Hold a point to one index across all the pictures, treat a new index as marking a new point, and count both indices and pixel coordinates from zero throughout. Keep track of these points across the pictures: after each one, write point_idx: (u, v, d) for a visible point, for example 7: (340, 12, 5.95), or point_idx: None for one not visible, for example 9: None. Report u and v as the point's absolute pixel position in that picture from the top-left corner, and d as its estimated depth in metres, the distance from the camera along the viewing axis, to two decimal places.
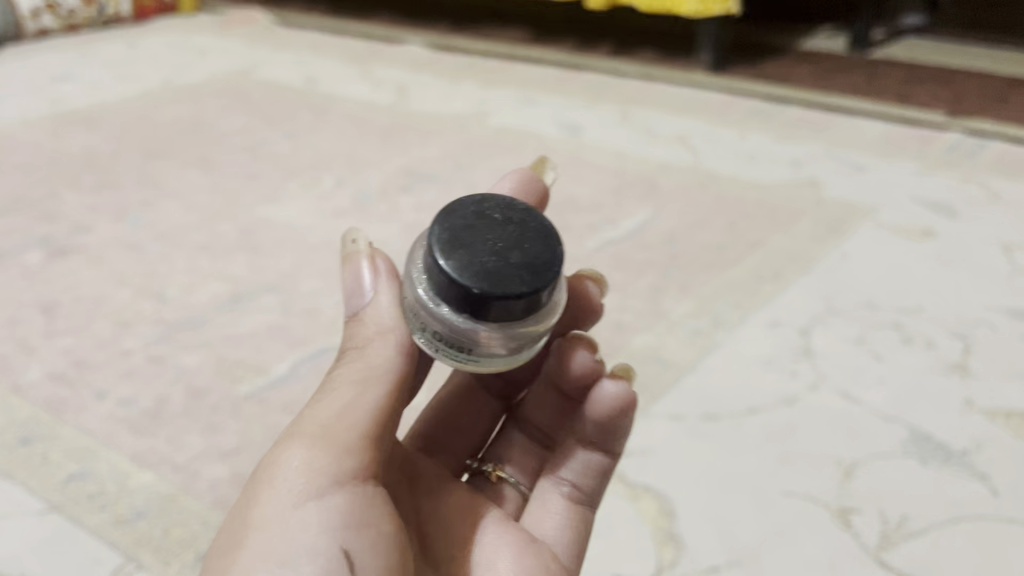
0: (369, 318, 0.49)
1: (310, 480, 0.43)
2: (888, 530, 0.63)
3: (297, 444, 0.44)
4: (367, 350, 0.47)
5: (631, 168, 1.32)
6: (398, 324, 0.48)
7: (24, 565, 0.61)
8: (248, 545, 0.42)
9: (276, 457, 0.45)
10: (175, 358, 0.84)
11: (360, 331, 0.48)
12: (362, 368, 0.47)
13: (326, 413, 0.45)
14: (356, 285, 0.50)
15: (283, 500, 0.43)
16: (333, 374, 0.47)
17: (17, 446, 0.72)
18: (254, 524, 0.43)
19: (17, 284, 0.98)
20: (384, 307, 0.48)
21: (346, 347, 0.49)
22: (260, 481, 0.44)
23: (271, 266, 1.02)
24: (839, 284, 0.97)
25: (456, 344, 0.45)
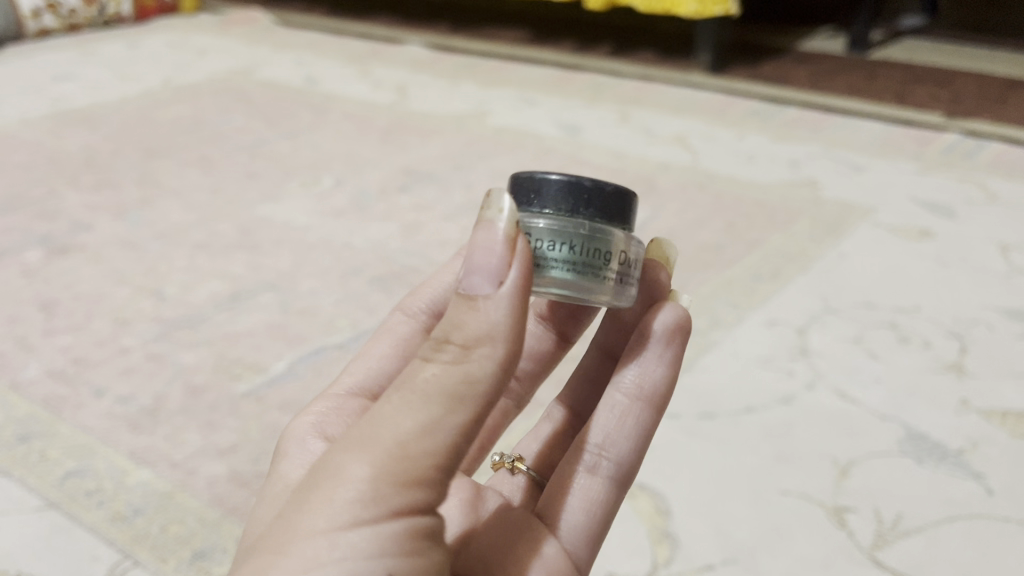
0: (483, 311, 0.37)
1: (366, 510, 0.36)
2: (883, 529, 0.63)
3: (362, 459, 0.36)
4: (470, 356, 0.36)
5: (629, 168, 1.32)
6: (512, 332, 0.36)
7: (22, 561, 0.62)
8: (283, 564, 0.36)
9: (335, 460, 0.37)
10: (174, 356, 0.84)
11: (465, 323, 0.37)
12: (455, 382, 0.36)
13: (400, 430, 0.36)
14: (481, 260, 0.38)
15: (331, 522, 0.36)
16: (422, 369, 0.37)
17: (15, 443, 0.73)
18: (294, 540, 0.36)
19: (17, 283, 0.98)
20: (506, 305, 0.37)
21: (447, 328, 0.37)
22: (311, 483, 0.37)
23: (270, 265, 1.02)
24: (836, 284, 0.97)
25: (599, 250, 0.45)
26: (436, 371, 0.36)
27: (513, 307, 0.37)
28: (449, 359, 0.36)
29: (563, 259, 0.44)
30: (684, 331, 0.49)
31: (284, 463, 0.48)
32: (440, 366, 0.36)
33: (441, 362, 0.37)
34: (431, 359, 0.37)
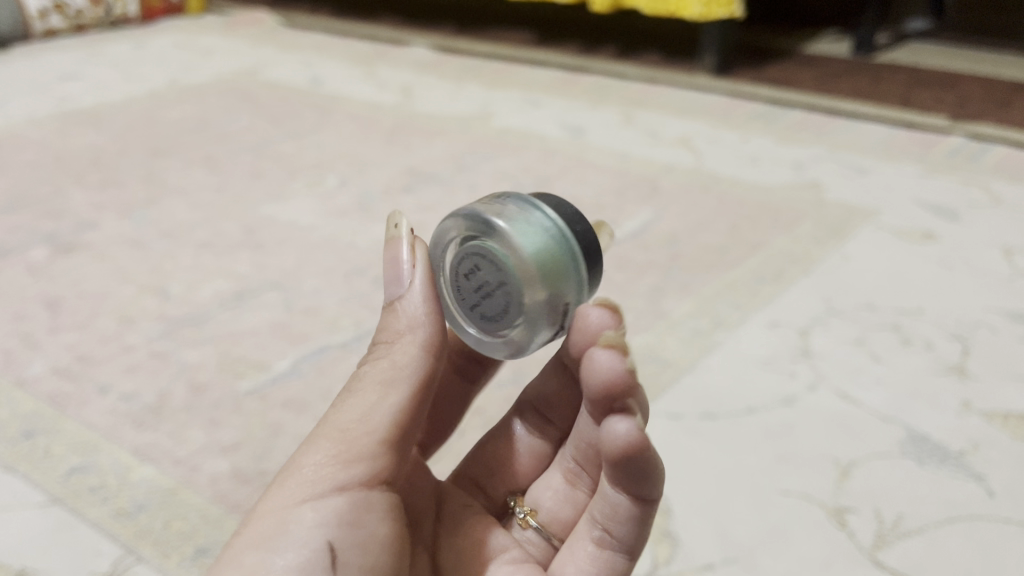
0: (402, 311, 0.46)
1: (313, 487, 0.44)
2: (883, 530, 0.63)
3: (314, 446, 0.44)
4: (396, 347, 0.46)
5: (633, 169, 1.33)
6: (430, 323, 0.46)
7: (24, 556, 0.62)
8: (243, 538, 0.43)
9: (292, 459, 0.45)
10: (179, 354, 0.84)
11: (389, 323, 0.47)
12: (381, 373, 0.45)
13: (344, 418, 0.45)
14: (392, 273, 0.47)
15: (288, 502, 0.44)
16: (360, 369, 0.46)
17: (19, 439, 0.73)
18: (257, 519, 0.44)
19: (21, 280, 0.99)
20: (420, 301, 0.46)
21: (378, 337, 0.47)
22: (274, 482, 0.45)
23: (275, 264, 1.03)
24: (839, 286, 0.97)
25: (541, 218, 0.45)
26: (369, 367, 0.46)
27: (426, 304, 0.46)
28: (378, 356, 0.46)
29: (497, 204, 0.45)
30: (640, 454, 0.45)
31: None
32: (371, 363, 0.46)
33: (372, 360, 0.46)
34: (367, 362, 0.47)
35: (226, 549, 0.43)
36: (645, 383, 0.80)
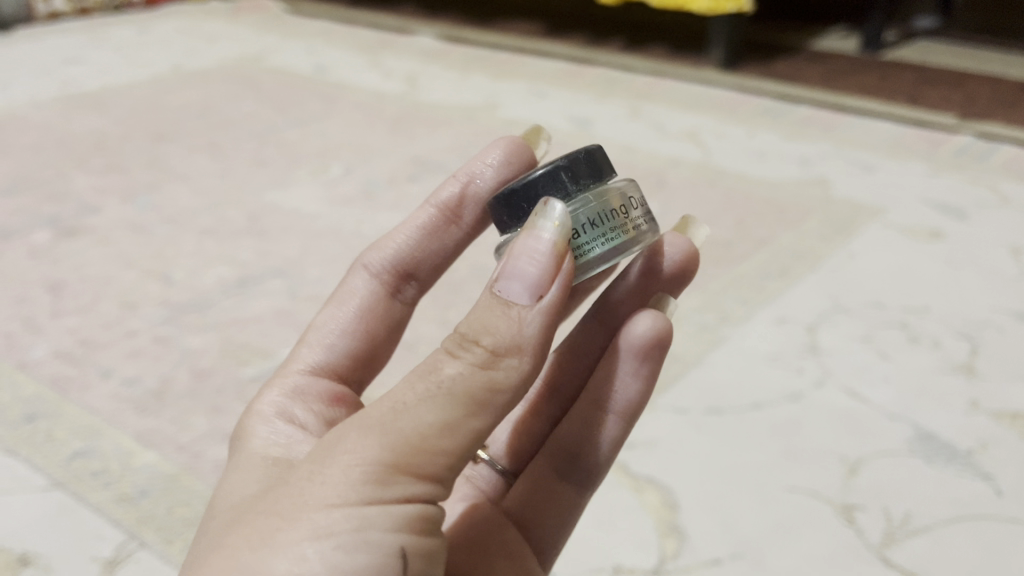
0: (515, 320, 0.39)
1: (380, 488, 0.37)
2: (891, 527, 0.62)
3: (383, 442, 0.37)
4: (500, 363, 0.38)
5: (640, 163, 1.32)
6: (538, 344, 0.39)
7: (26, 540, 0.61)
8: (292, 527, 0.37)
9: (355, 445, 0.37)
10: (182, 340, 0.84)
11: (497, 327, 0.39)
12: (478, 386, 0.38)
13: (424, 420, 0.37)
14: (525, 268, 0.40)
15: (350, 498, 0.37)
16: (445, 365, 0.38)
17: (21, 422, 0.73)
18: (310, 509, 0.37)
19: (23, 263, 0.98)
20: (538, 321, 0.39)
21: (471, 332, 0.39)
22: (329, 465, 0.37)
23: (278, 250, 1.02)
24: (845, 283, 0.97)
25: (605, 199, 0.47)
26: (463, 369, 0.38)
27: (542, 323, 0.39)
28: (473, 358, 0.38)
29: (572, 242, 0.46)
30: (663, 346, 0.51)
31: (235, 450, 0.50)
32: (465, 366, 0.38)
33: (466, 361, 0.38)
34: (454, 357, 0.39)
35: (272, 535, 0.36)
36: None
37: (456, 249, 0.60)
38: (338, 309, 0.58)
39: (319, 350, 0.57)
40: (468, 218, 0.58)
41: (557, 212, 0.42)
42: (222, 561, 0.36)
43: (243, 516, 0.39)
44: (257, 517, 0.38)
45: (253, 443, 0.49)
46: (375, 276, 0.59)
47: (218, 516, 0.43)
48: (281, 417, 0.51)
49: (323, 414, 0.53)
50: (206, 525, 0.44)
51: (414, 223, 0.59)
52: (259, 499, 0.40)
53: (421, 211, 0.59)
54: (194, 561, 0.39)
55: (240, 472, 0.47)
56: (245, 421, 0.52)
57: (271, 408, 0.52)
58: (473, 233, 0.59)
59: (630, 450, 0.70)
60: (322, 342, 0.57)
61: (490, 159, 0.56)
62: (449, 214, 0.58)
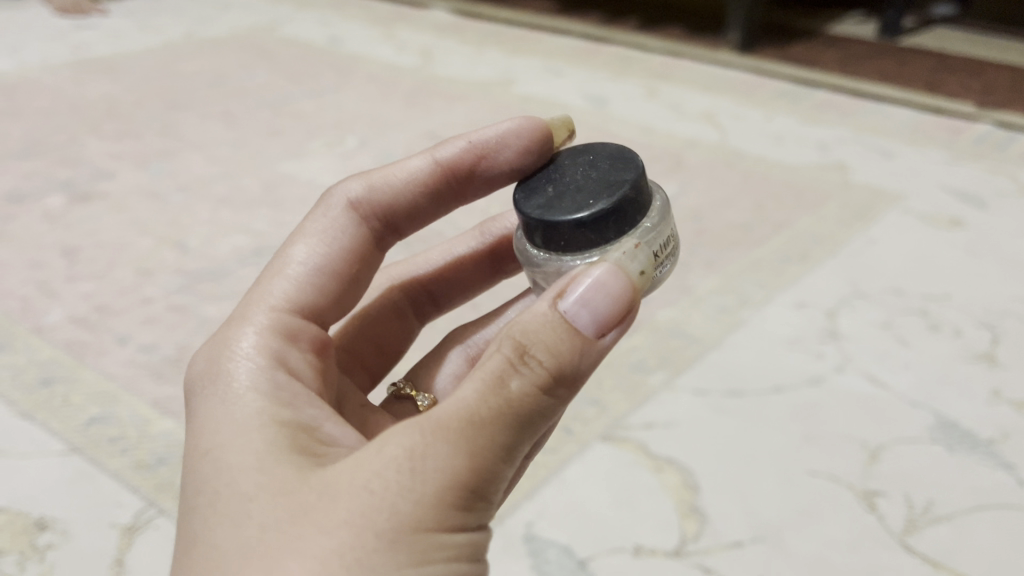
0: (577, 348, 0.39)
1: (459, 511, 0.36)
2: (913, 515, 0.62)
3: (465, 458, 0.36)
4: (558, 391, 0.38)
5: (657, 143, 1.31)
6: (587, 371, 0.40)
7: (43, 506, 0.61)
8: (388, 550, 0.35)
9: (439, 460, 0.36)
10: (198, 308, 0.83)
11: (559, 348, 0.38)
12: (538, 406, 0.38)
13: (495, 439, 0.37)
14: (594, 296, 0.39)
15: (436, 522, 0.36)
16: (510, 380, 0.37)
17: (37, 387, 0.72)
18: (399, 531, 0.35)
19: (38, 227, 0.98)
20: (592, 354, 0.39)
21: (531, 350, 0.38)
22: (414, 481, 0.35)
23: (294, 221, 1.01)
24: (865, 269, 0.96)
25: (656, 237, 0.46)
26: (528, 386, 0.37)
27: (593, 357, 0.40)
28: (536, 375, 0.38)
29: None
30: None
31: (204, 393, 0.44)
32: (529, 382, 0.37)
33: (530, 377, 0.38)
34: (517, 371, 0.38)
35: (364, 558, 0.34)
36: (671, 356, 0.79)
37: (442, 209, 0.59)
38: (315, 241, 0.53)
39: (299, 284, 0.51)
40: (464, 182, 0.58)
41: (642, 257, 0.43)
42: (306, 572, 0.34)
43: (302, 512, 0.36)
44: (332, 525, 0.35)
45: (247, 397, 0.43)
46: (361, 215, 0.55)
47: (222, 477, 0.39)
48: (272, 362, 0.46)
49: (314, 366, 0.49)
50: (204, 487, 0.39)
51: (410, 169, 0.57)
52: (306, 487, 0.37)
53: (419, 159, 0.57)
54: (238, 551, 0.36)
55: (225, 428, 0.41)
56: (225, 364, 0.45)
57: (258, 352, 0.46)
58: (463, 203, 0.59)
59: (650, 430, 0.69)
60: (303, 275, 0.52)
61: (505, 125, 0.55)
62: (447, 171, 0.57)
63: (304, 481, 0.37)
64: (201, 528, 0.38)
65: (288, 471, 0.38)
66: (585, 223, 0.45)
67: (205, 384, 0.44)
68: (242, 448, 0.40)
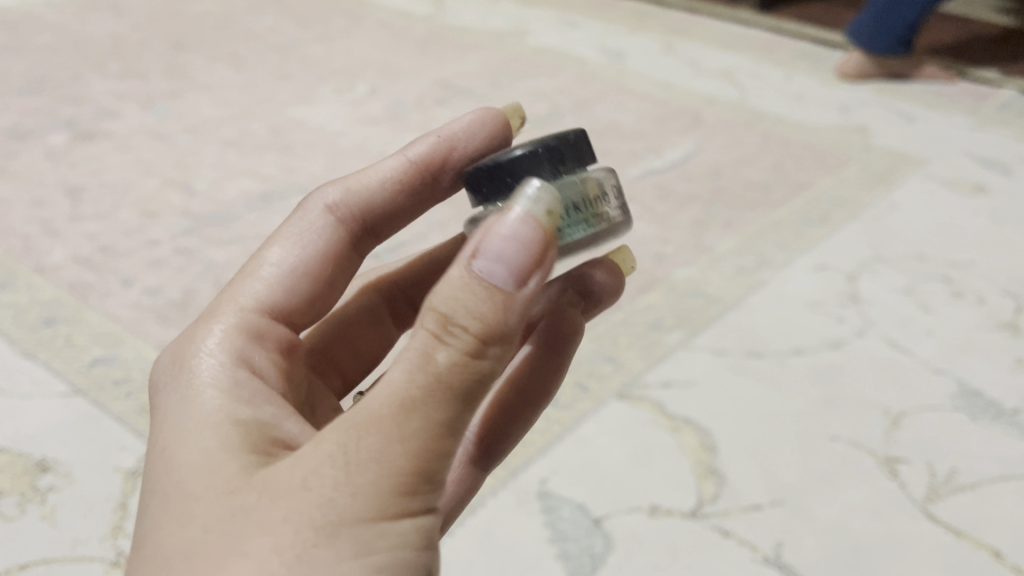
0: (504, 304, 0.34)
1: (405, 499, 0.32)
2: (935, 483, 0.60)
3: (400, 441, 0.32)
4: (488, 352, 0.34)
5: (674, 99, 1.28)
6: (520, 330, 0.35)
7: (45, 448, 0.60)
8: (329, 545, 0.31)
9: (375, 449, 0.32)
10: (204, 251, 0.81)
11: (484, 312, 0.34)
12: (470, 378, 0.34)
13: (431, 415, 0.33)
14: (507, 248, 0.34)
15: (380, 512, 0.32)
16: (436, 355, 0.33)
17: (40, 326, 0.70)
18: (338, 524, 0.31)
19: (41, 165, 0.95)
20: (524, 306, 0.35)
21: (454, 316, 0.34)
22: (348, 475, 0.32)
23: (303, 167, 0.98)
24: (886, 233, 0.94)
25: (587, 186, 0.44)
26: (454, 358, 0.33)
27: (522, 311, 0.35)
28: (462, 344, 0.33)
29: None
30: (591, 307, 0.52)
31: (167, 393, 0.41)
32: (455, 355, 0.33)
33: (455, 349, 0.33)
34: (442, 342, 0.34)
35: (305, 557, 0.31)
36: (688, 316, 0.77)
37: (422, 207, 0.55)
38: (290, 242, 0.50)
39: (272, 287, 0.48)
40: (443, 181, 0.54)
41: (543, 196, 0.36)
42: (243, 571, 0.30)
43: (243, 511, 0.33)
44: (269, 523, 0.32)
45: (207, 396, 0.39)
46: (339, 218, 0.52)
47: (172, 477, 0.36)
48: (234, 361, 0.42)
49: (278, 366, 0.45)
50: (155, 489, 0.36)
51: (385, 170, 0.53)
52: (248, 486, 0.34)
53: (392, 160, 0.53)
54: (177, 556, 0.32)
55: (185, 425, 0.38)
56: (187, 362, 0.42)
57: (221, 350, 0.43)
58: (441, 200, 0.55)
59: (667, 389, 0.67)
60: (277, 277, 0.48)
61: (469, 119, 0.53)
62: (423, 170, 0.53)
63: (247, 480, 0.34)
64: (148, 529, 0.34)
65: (237, 470, 0.35)
66: (511, 160, 0.43)
67: (167, 381, 0.41)
68: (193, 447, 0.37)
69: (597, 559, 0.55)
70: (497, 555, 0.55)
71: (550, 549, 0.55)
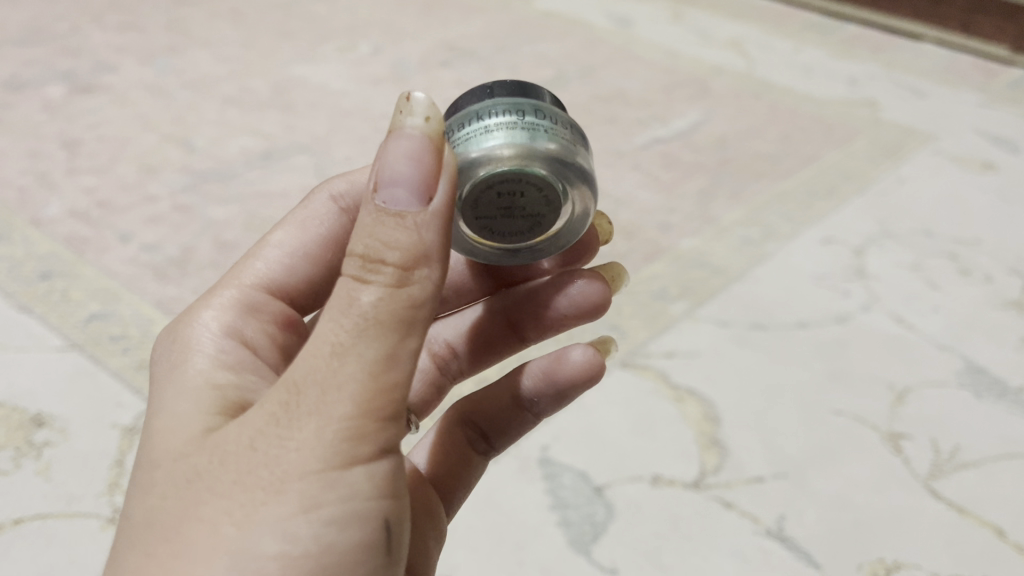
0: (412, 226, 0.34)
1: (349, 447, 0.34)
2: (940, 460, 0.60)
3: (334, 389, 0.33)
4: (407, 279, 0.34)
5: (682, 68, 1.26)
6: (444, 248, 0.35)
7: (41, 403, 0.59)
8: (276, 502, 0.33)
9: (313, 403, 0.33)
10: (203, 209, 0.80)
11: (398, 239, 0.34)
12: (402, 307, 0.34)
13: (363, 357, 0.33)
14: (404, 168, 0.35)
15: (325, 463, 0.33)
16: (359, 294, 0.34)
17: (36, 280, 0.69)
18: (285, 481, 0.33)
19: (37, 117, 0.93)
20: (434, 225, 0.35)
21: (368, 251, 0.34)
22: (290, 430, 0.33)
23: (305, 127, 0.97)
24: (894, 208, 0.93)
25: (529, 104, 0.40)
26: (379, 294, 0.34)
27: (440, 226, 0.35)
28: (383, 280, 0.34)
29: (466, 131, 0.40)
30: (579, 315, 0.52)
31: (168, 362, 0.43)
32: (380, 291, 0.34)
33: (380, 285, 0.34)
34: (364, 281, 0.34)
35: (254, 518, 0.33)
36: (692, 286, 0.76)
37: None
38: (296, 226, 0.51)
39: (272, 266, 0.50)
40: None
41: (420, 102, 0.36)
42: (200, 535, 0.33)
43: (197, 474, 0.35)
44: (221, 484, 0.34)
45: (195, 367, 0.41)
46: (344, 210, 0.51)
47: (147, 443, 0.38)
48: (226, 331, 0.44)
49: (273, 339, 0.47)
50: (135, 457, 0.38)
51: None
52: (202, 448, 0.36)
53: None
54: (144, 520, 0.35)
55: (167, 395, 0.40)
56: (185, 332, 0.44)
57: (218, 326, 0.45)
58: None
59: (670, 359, 0.67)
60: (278, 257, 0.50)
61: None
62: None
63: (201, 443, 0.36)
64: (124, 498, 0.37)
65: (196, 433, 0.37)
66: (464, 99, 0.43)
67: (168, 350, 0.44)
68: (169, 411, 0.39)
69: (598, 528, 0.54)
70: (497, 521, 0.55)
71: (551, 516, 0.55)
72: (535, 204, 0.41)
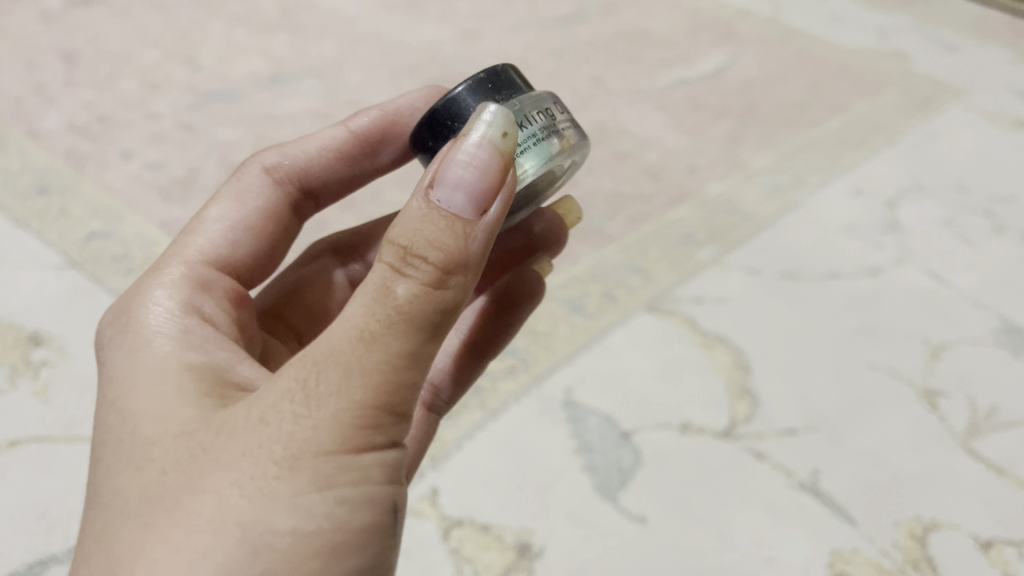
0: (463, 234, 0.33)
1: (366, 432, 0.30)
2: (977, 418, 0.57)
3: (357, 372, 0.30)
4: (449, 281, 0.32)
5: (707, 10, 1.21)
6: (480, 258, 0.34)
7: (39, 321, 0.56)
8: (290, 480, 0.29)
9: (334, 383, 0.30)
10: (209, 129, 0.76)
11: (445, 242, 0.32)
12: (434, 309, 0.32)
13: (391, 346, 0.31)
14: (466, 175, 0.34)
15: (341, 444, 0.30)
16: (396, 285, 0.32)
17: (33, 194, 0.65)
18: (300, 458, 0.29)
19: (34, 28, 0.89)
20: (481, 235, 0.34)
21: (414, 249, 0.32)
22: (308, 408, 0.30)
23: (316, 50, 0.92)
24: (926, 162, 0.89)
25: (533, 104, 0.41)
26: (415, 289, 0.32)
27: (485, 240, 0.34)
28: (422, 276, 0.32)
29: None
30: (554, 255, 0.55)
31: (119, 348, 0.38)
32: (417, 285, 0.32)
33: (417, 280, 0.32)
34: (403, 274, 0.32)
35: (269, 492, 0.29)
36: (720, 232, 0.73)
37: (363, 179, 0.54)
38: (231, 201, 0.48)
39: (216, 240, 0.46)
40: (384, 154, 0.53)
41: (499, 117, 0.36)
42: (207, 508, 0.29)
43: (202, 448, 0.31)
44: (229, 455, 0.30)
45: (158, 347, 0.37)
46: (277, 180, 0.51)
47: (123, 426, 0.34)
48: (185, 307, 0.41)
49: (230, 314, 0.44)
50: (108, 438, 0.34)
51: (326, 138, 0.52)
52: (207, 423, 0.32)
53: (333, 129, 0.52)
54: (141, 494, 0.31)
55: (135, 375, 0.36)
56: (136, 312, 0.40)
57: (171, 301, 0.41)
58: (378, 172, 0.54)
59: (698, 305, 0.64)
60: (220, 231, 0.47)
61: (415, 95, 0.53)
62: (364, 140, 0.52)
63: (204, 419, 0.32)
64: (102, 477, 0.33)
65: (191, 410, 0.33)
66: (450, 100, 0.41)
67: (118, 332, 0.39)
68: (148, 392, 0.35)
69: (625, 474, 0.52)
70: (517, 467, 0.52)
71: (574, 460, 0.52)
72: (535, 187, 0.45)
